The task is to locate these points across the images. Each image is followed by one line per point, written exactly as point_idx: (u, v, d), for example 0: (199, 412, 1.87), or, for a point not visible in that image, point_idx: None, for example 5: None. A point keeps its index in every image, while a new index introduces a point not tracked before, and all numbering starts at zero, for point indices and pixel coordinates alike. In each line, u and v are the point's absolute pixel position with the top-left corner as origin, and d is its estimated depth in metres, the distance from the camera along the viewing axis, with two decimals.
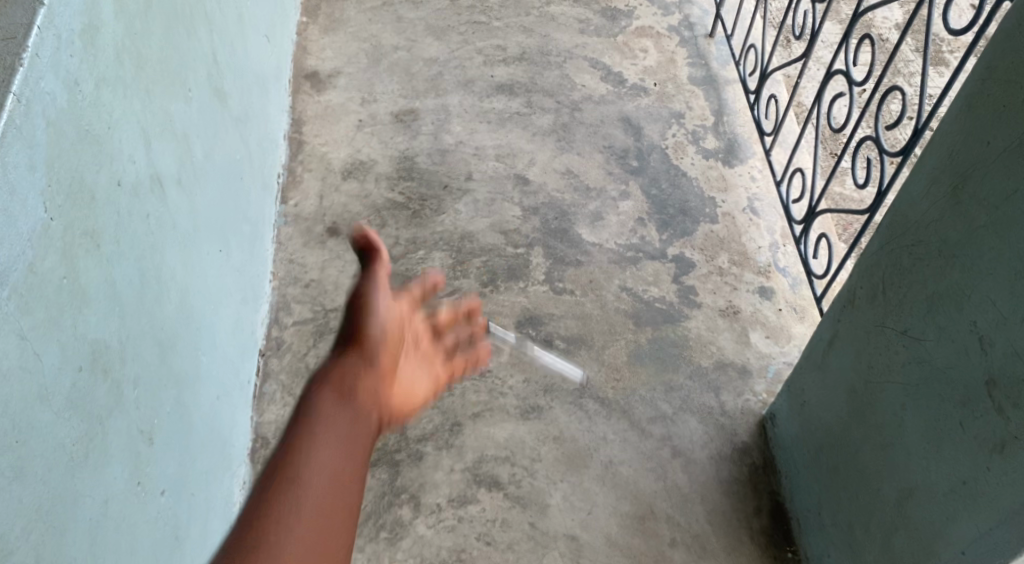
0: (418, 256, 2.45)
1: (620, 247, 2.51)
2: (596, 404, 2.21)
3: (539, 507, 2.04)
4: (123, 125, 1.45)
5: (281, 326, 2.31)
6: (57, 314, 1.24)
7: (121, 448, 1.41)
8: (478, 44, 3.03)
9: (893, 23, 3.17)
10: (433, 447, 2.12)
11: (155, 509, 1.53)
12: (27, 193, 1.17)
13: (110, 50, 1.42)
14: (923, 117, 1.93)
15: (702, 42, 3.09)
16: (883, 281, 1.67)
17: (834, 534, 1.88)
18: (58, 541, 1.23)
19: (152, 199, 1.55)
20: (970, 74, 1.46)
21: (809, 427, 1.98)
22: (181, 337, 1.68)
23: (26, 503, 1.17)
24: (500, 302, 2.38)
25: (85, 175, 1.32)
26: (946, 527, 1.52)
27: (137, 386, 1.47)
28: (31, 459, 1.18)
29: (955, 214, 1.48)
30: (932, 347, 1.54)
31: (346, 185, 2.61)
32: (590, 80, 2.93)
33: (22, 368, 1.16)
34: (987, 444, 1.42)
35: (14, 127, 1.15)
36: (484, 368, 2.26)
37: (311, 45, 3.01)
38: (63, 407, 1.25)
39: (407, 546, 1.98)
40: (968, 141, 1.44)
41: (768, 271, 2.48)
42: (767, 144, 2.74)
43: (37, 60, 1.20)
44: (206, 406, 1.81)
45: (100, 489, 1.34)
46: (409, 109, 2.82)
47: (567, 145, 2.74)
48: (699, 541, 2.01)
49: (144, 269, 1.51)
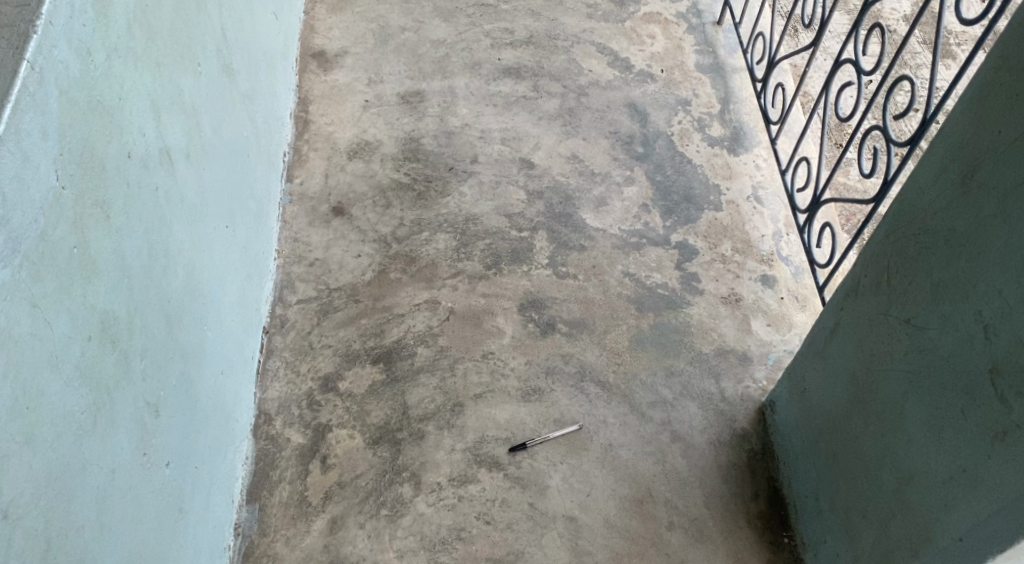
0: (423, 237, 2.46)
1: (624, 232, 2.52)
2: (597, 389, 2.22)
3: (538, 488, 2.06)
4: (133, 97, 1.45)
5: (285, 304, 2.32)
6: (68, 283, 1.25)
7: (127, 418, 1.41)
8: (485, 26, 3.02)
9: (902, 15, 3.18)
10: (434, 426, 2.13)
11: (160, 480, 1.54)
12: (41, 161, 1.18)
13: (121, 21, 1.42)
14: (931, 108, 1.94)
15: (709, 30, 3.08)
16: (887, 269, 1.68)
17: (831, 520, 1.90)
18: (65, 509, 1.24)
19: (161, 172, 1.56)
20: (983, 63, 1.46)
21: (808, 414, 1.99)
22: (187, 311, 1.68)
23: (35, 468, 1.18)
24: (503, 285, 2.39)
25: (96, 145, 1.32)
26: (944, 513, 1.54)
27: (144, 356, 1.48)
28: (41, 425, 1.19)
29: (964, 204, 1.48)
30: (936, 335, 1.55)
31: (351, 164, 2.62)
32: (598, 65, 2.93)
33: (33, 334, 1.17)
34: (989, 432, 1.44)
35: (28, 94, 1.16)
36: (485, 350, 2.27)
37: (318, 24, 3.00)
38: (72, 375, 1.26)
39: (407, 523, 2.00)
40: (979, 129, 1.44)
41: (771, 259, 2.49)
42: (773, 132, 2.74)
43: (50, 29, 1.20)
44: (211, 381, 1.82)
45: (107, 459, 1.35)
46: (415, 90, 2.82)
47: (573, 130, 2.75)
48: (696, 525, 2.03)
49: (151, 242, 1.51)
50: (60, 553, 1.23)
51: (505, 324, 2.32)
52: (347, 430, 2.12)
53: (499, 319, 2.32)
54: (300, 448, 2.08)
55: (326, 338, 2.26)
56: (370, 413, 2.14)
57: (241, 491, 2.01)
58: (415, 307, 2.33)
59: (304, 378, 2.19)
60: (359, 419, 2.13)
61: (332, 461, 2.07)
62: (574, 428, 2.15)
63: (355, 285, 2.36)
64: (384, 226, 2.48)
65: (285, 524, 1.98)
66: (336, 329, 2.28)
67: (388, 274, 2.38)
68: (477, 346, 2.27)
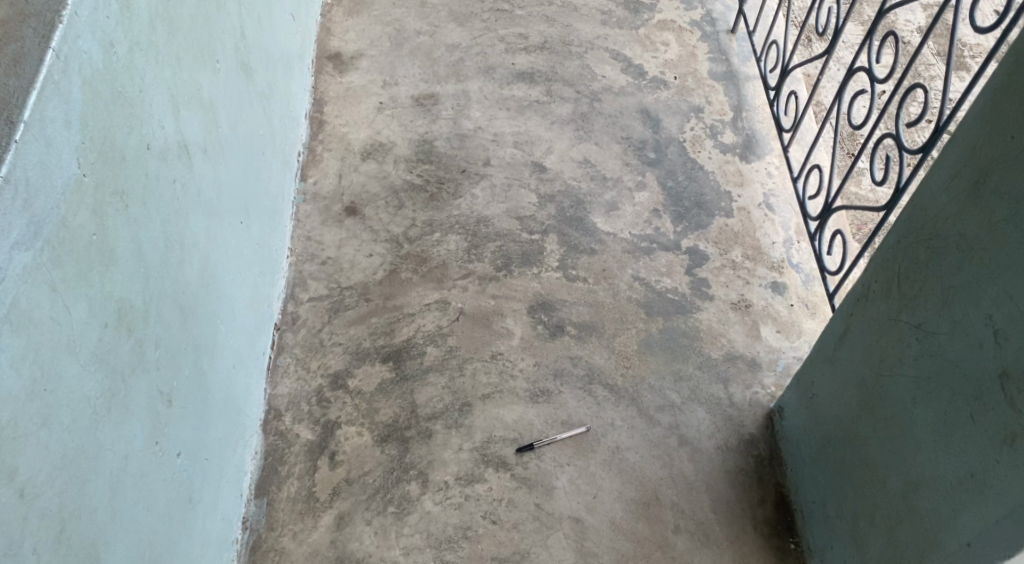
0: (434, 238, 2.48)
1: (635, 237, 2.53)
2: (605, 391, 2.23)
3: (545, 489, 2.07)
4: (153, 90, 1.47)
5: (296, 302, 2.34)
6: (87, 270, 1.26)
7: (140, 407, 1.43)
8: (500, 31, 3.04)
9: (915, 27, 3.19)
10: (442, 425, 2.14)
11: (171, 470, 1.55)
12: (63, 148, 1.20)
13: (143, 14, 1.44)
14: (943, 118, 1.93)
15: (723, 38, 3.09)
16: (898, 275, 1.69)
17: (838, 527, 1.90)
18: (79, 492, 1.25)
19: (179, 164, 1.58)
20: (996, 69, 1.46)
21: (816, 420, 2.00)
22: (201, 305, 1.70)
23: (51, 449, 1.19)
24: (514, 287, 2.40)
25: (116, 135, 1.34)
26: (952, 518, 1.54)
27: (158, 346, 1.49)
28: (57, 409, 1.20)
29: (977, 208, 1.49)
30: (946, 340, 1.56)
31: (365, 165, 2.63)
32: (611, 71, 2.95)
33: (53, 318, 1.19)
34: (998, 436, 1.44)
35: (52, 82, 1.18)
36: (495, 351, 2.28)
37: (334, 27, 3.03)
38: (88, 360, 1.27)
39: (414, 521, 2.01)
40: (991, 135, 1.45)
41: (781, 266, 2.50)
42: (785, 141, 2.74)
43: (75, 19, 1.23)
44: (223, 375, 1.84)
45: (121, 445, 1.36)
46: (429, 93, 2.84)
47: (586, 134, 2.76)
48: (702, 529, 2.03)
49: (168, 233, 1.53)
50: (73, 535, 1.25)
51: (515, 325, 2.33)
52: (356, 427, 2.13)
53: (509, 320, 2.33)
54: (309, 444, 2.10)
55: (337, 336, 2.27)
56: (379, 411, 2.16)
57: (249, 486, 2.02)
58: (425, 307, 2.34)
59: (315, 374, 2.21)
60: (368, 416, 2.15)
61: (340, 458, 2.08)
62: (582, 429, 2.16)
63: (366, 284, 2.37)
64: (397, 226, 2.50)
65: (293, 519, 1.99)
66: (347, 327, 2.29)
67: (399, 273, 2.40)
68: (486, 346, 2.28)
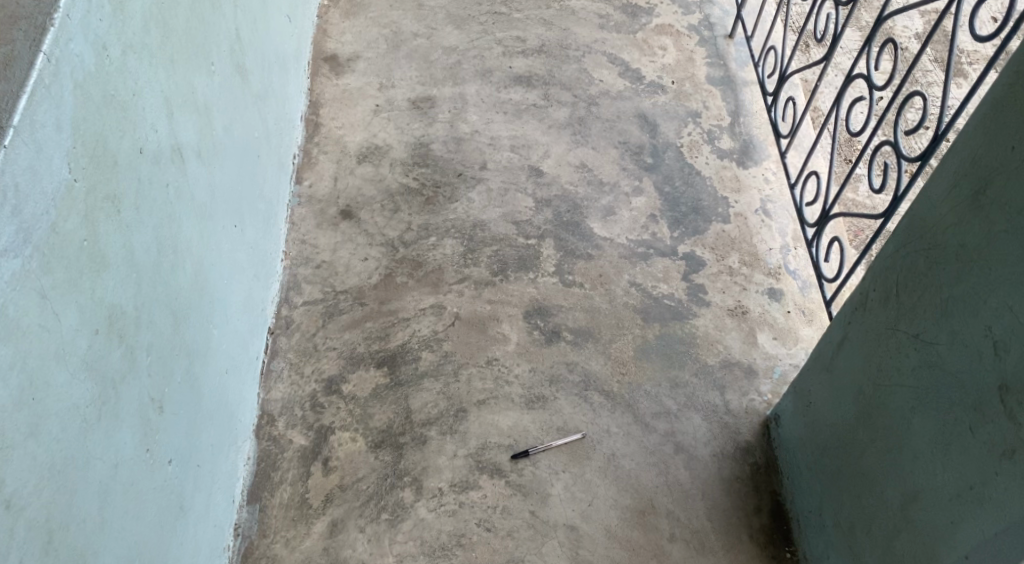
0: (430, 243, 2.46)
1: (632, 242, 2.52)
2: (601, 398, 2.21)
3: (540, 496, 2.05)
4: (147, 93, 1.46)
5: (290, 305, 2.32)
6: (77, 277, 1.25)
7: (131, 415, 1.41)
8: (498, 34, 3.03)
9: (913, 33, 3.19)
10: (437, 432, 2.13)
11: (161, 477, 1.54)
12: (54, 152, 1.18)
13: (137, 16, 1.42)
14: (942, 125, 1.92)
15: (721, 42, 3.08)
16: (897, 284, 1.68)
17: (835, 536, 1.89)
18: (68, 501, 1.24)
19: (172, 168, 1.56)
20: (997, 79, 1.45)
21: (813, 428, 1.99)
22: (194, 310, 1.68)
23: (39, 459, 1.18)
24: (510, 292, 2.38)
25: (108, 139, 1.32)
26: (950, 531, 1.53)
27: (150, 352, 1.48)
28: (45, 418, 1.19)
29: (977, 218, 1.48)
30: (944, 351, 1.55)
31: (361, 168, 2.62)
32: (608, 76, 2.93)
33: (42, 325, 1.17)
34: (997, 449, 1.43)
35: (44, 86, 1.16)
36: (490, 356, 2.26)
37: (331, 28, 3.01)
38: (78, 368, 1.26)
39: (407, 528, 1.99)
40: (992, 145, 1.44)
41: (778, 272, 2.49)
42: (783, 146, 2.73)
43: (67, 22, 1.21)
44: (216, 380, 1.83)
45: (111, 453, 1.35)
46: (425, 96, 2.82)
47: (583, 139, 2.75)
48: (698, 538, 2.02)
49: (161, 238, 1.51)
50: (62, 545, 1.23)
51: (511, 330, 2.31)
52: (350, 433, 2.11)
53: (505, 325, 2.32)
54: (302, 449, 2.08)
55: (331, 341, 2.26)
56: (373, 417, 2.14)
57: (241, 492, 2.00)
58: (421, 311, 2.33)
59: (308, 379, 2.19)
60: (362, 422, 2.13)
61: (333, 464, 2.06)
62: (579, 436, 2.15)
63: (362, 288, 2.36)
64: (392, 230, 2.48)
65: (285, 525, 1.98)
66: (342, 331, 2.28)
67: (395, 278, 2.38)
68: (481, 352, 2.27)
